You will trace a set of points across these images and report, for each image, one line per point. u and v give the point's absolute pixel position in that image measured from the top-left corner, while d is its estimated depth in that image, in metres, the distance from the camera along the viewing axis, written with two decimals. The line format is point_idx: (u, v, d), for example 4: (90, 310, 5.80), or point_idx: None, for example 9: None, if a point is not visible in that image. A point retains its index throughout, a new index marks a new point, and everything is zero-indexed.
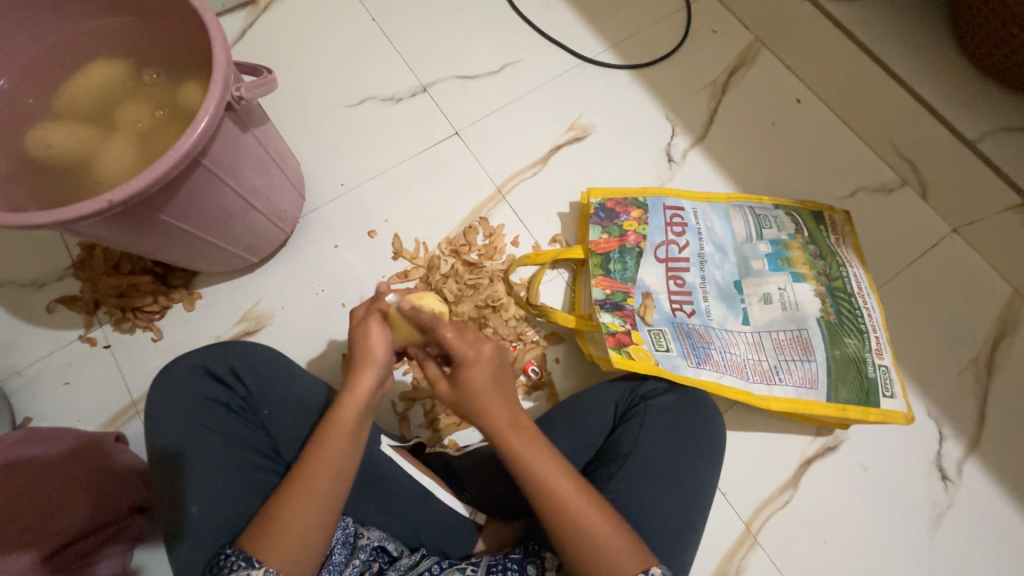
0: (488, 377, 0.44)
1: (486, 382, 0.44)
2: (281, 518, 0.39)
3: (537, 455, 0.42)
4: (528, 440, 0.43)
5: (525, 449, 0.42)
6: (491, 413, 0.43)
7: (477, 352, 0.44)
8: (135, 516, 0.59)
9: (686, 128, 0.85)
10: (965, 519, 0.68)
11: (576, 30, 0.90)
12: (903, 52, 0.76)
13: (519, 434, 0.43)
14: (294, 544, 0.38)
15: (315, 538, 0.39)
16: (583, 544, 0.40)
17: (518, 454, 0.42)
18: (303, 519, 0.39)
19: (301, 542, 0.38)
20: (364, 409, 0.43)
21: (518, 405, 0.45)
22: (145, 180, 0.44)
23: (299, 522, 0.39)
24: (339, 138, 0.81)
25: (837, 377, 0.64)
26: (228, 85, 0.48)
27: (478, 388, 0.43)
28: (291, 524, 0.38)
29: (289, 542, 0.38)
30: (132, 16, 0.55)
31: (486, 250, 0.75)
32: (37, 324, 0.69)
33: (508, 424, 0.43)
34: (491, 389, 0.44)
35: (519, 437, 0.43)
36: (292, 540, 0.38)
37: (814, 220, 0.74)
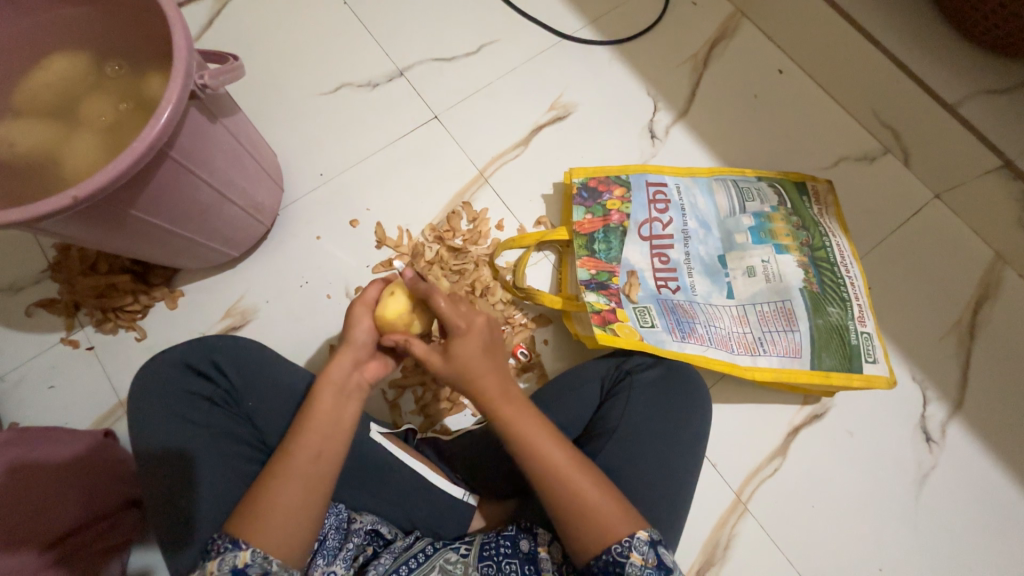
0: (480, 347, 0.45)
1: (478, 350, 0.45)
2: (272, 501, 0.39)
3: (526, 417, 0.43)
4: (519, 408, 0.44)
5: (515, 418, 0.43)
6: (485, 384, 0.44)
7: (470, 323, 0.46)
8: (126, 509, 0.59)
9: (668, 103, 0.84)
10: (949, 477, 0.69)
11: (553, 7, 0.88)
12: (884, 19, 0.75)
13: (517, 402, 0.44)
14: (280, 524, 0.38)
15: (301, 519, 0.39)
16: (574, 511, 0.40)
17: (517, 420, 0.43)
18: (292, 498, 0.39)
19: (285, 522, 0.39)
20: (338, 389, 0.44)
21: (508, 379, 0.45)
22: (109, 175, 0.43)
23: (283, 504, 0.39)
24: (315, 127, 0.79)
25: (820, 345, 0.65)
26: (191, 72, 0.47)
27: (473, 359, 0.44)
28: (278, 508, 0.39)
29: (276, 523, 0.38)
30: (88, 5, 0.53)
31: (470, 235, 0.74)
32: (17, 329, 0.68)
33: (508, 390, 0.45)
34: (484, 357, 0.45)
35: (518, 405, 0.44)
36: (278, 523, 0.38)
37: (797, 191, 0.74)
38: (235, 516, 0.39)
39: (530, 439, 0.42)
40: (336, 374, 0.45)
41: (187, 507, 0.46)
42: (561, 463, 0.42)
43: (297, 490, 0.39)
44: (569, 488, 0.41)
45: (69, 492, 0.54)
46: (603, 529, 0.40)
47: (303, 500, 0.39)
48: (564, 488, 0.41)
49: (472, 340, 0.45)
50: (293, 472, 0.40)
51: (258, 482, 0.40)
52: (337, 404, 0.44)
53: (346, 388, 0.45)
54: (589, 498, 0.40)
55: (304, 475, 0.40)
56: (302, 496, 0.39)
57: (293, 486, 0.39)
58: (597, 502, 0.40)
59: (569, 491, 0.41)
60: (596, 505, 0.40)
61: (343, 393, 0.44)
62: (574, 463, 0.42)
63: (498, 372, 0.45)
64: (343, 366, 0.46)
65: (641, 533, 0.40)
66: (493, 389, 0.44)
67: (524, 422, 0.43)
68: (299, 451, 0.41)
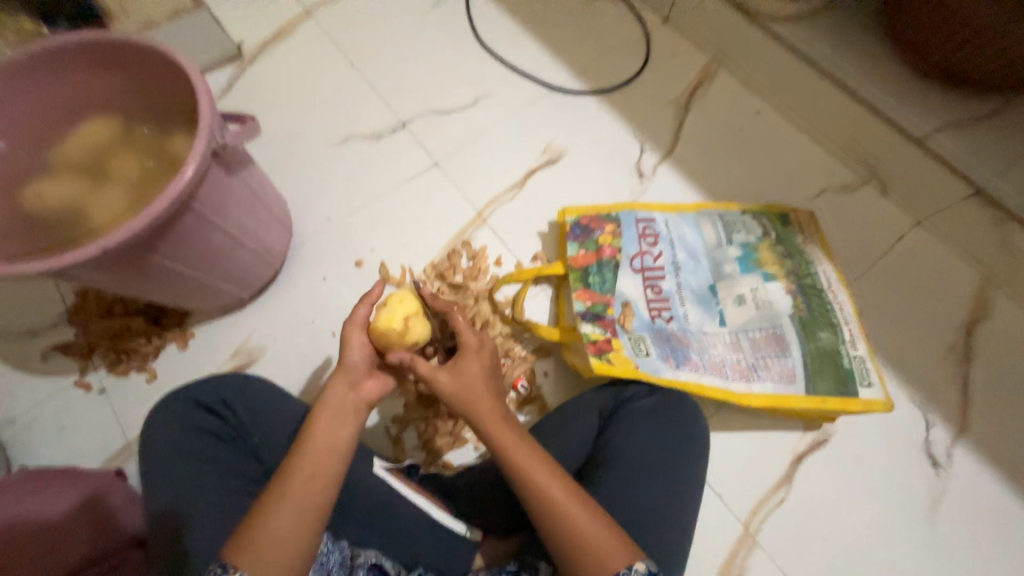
0: (481, 370, 0.49)
1: (478, 372, 0.49)
2: (266, 527, 0.39)
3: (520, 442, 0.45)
4: (512, 432, 0.46)
5: (508, 440, 0.45)
6: (481, 406, 0.47)
7: (480, 343, 0.52)
8: (133, 549, 0.57)
9: (654, 144, 0.90)
10: (961, 503, 0.68)
11: (543, 62, 0.96)
12: (848, 64, 0.82)
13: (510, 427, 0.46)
14: (274, 550, 0.38)
15: (296, 545, 0.39)
16: (569, 533, 0.41)
17: (511, 443, 0.45)
18: (286, 524, 0.39)
19: (279, 547, 0.39)
20: (338, 412, 0.45)
21: (503, 401, 0.49)
22: (136, 225, 0.47)
23: (277, 530, 0.39)
24: (323, 176, 0.85)
25: (813, 369, 0.66)
26: (214, 133, 0.52)
27: (474, 382, 0.48)
28: (272, 533, 0.39)
29: (270, 548, 0.38)
30: (123, 76, 0.59)
31: (470, 271, 0.77)
32: (32, 373, 0.70)
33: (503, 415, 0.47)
34: (483, 381, 0.49)
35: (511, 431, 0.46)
36: (272, 549, 0.38)
37: (780, 222, 0.77)
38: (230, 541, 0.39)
39: (522, 462, 0.44)
40: (332, 398, 0.46)
41: (183, 550, 0.45)
42: (551, 485, 0.43)
43: (293, 516, 0.40)
44: (558, 511, 0.41)
45: (75, 528, 0.55)
46: (592, 554, 0.40)
47: (298, 525, 0.40)
48: (555, 510, 0.42)
49: (473, 363, 0.49)
50: (288, 498, 0.40)
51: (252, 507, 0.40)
52: (334, 426, 0.44)
53: (342, 409, 0.46)
54: (579, 522, 0.41)
55: (300, 501, 0.40)
56: (297, 521, 0.40)
57: (288, 511, 0.40)
58: (586, 526, 0.41)
59: (560, 514, 0.41)
60: (584, 529, 0.41)
61: (339, 415, 0.45)
62: (565, 487, 0.43)
63: (492, 398, 0.48)
64: (340, 388, 0.47)
65: (636, 564, 0.40)
66: (490, 410, 0.47)
67: (518, 445, 0.45)
68: (295, 477, 0.41)
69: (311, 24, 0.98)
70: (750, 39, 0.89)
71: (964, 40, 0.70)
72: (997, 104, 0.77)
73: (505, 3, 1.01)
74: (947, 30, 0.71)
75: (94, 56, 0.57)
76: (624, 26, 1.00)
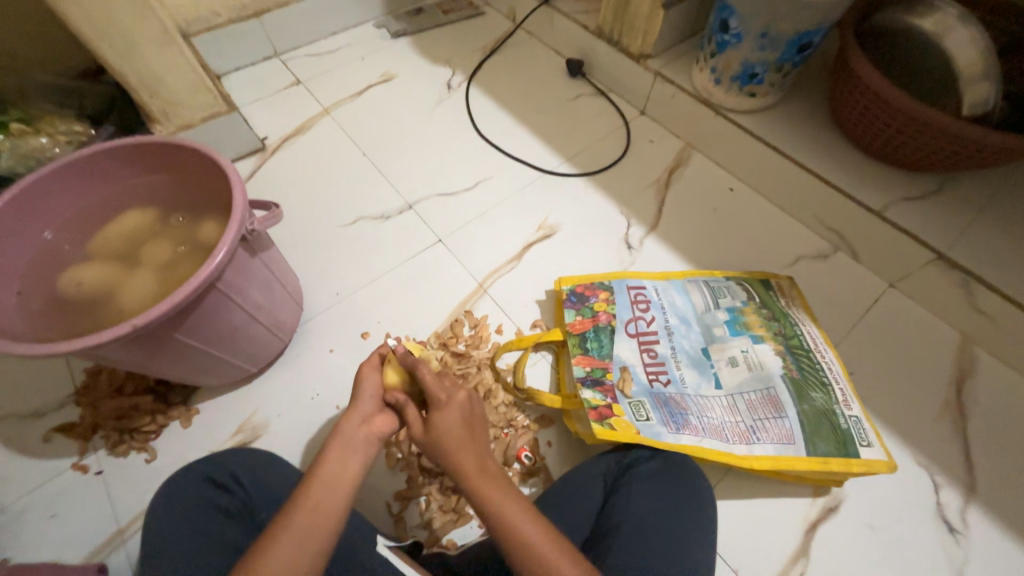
0: (461, 421, 0.48)
1: (457, 423, 0.48)
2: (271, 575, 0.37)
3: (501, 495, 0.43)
4: (497, 486, 0.44)
5: (491, 495, 0.43)
6: (459, 456, 0.46)
7: (448, 397, 0.50)
8: None
9: (640, 219, 0.98)
10: (985, 572, 0.66)
11: (536, 149, 1.07)
12: (805, 148, 0.93)
13: (489, 479, 0.44)
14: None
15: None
16: None
17: (489, 498, 0.43)
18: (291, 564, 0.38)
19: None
20: (347, 443, 0.46)
21: (485, 451, 0.47)
22: (166, 306, 0.51)
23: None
24: (334, 253, 0.91)
25: (812, 430, 0.67)
26: (244, 221, 0.57)
27: (451, 432, 0.47)
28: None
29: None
30: (164, 174, 0.66)
31: (472, 340, 0.80)
32: (30, 455, 0.69)
33: (480, 467, 0.45)
34: (462, 429, 0.48)
35: (491, 484, 0.44)
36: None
37: (763, 287, 0.82)
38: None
39: (509, 517, 0.42)
40: (346, 428, 0.47)
41: None
42: (538, 541, 0.41)
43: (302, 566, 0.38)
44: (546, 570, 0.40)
45: None
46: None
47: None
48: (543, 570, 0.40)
49: (451, 417, 0.48)
50: (299, 548, 0.39)
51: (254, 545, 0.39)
52: (343, 462, 0.44)
53: (352, 441, 0.46)
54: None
55: (312, 550, 0.39)
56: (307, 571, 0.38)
57: (294, 551, 0.39)
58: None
59: (545, 574, 0.40)
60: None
61: (348, 446, 0.46)
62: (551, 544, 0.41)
63: (476, 450, 0.46)
64: (352, 422, 0.48)
65: None
66: (471, 461, 0.45)
67: (499, 499, 0.43)
68: (303, 523, 0.40)
69: (329, 120, 1.11)
70: (717, 129, 1.01)
71: (895, 131, 0.81)
72: (941, 180, 0.87)
73: (501, 102, 1.15)
74: (880, 122, 0.82)
75: (142, 157, 0.64)
76: (606, 117, 1.13)
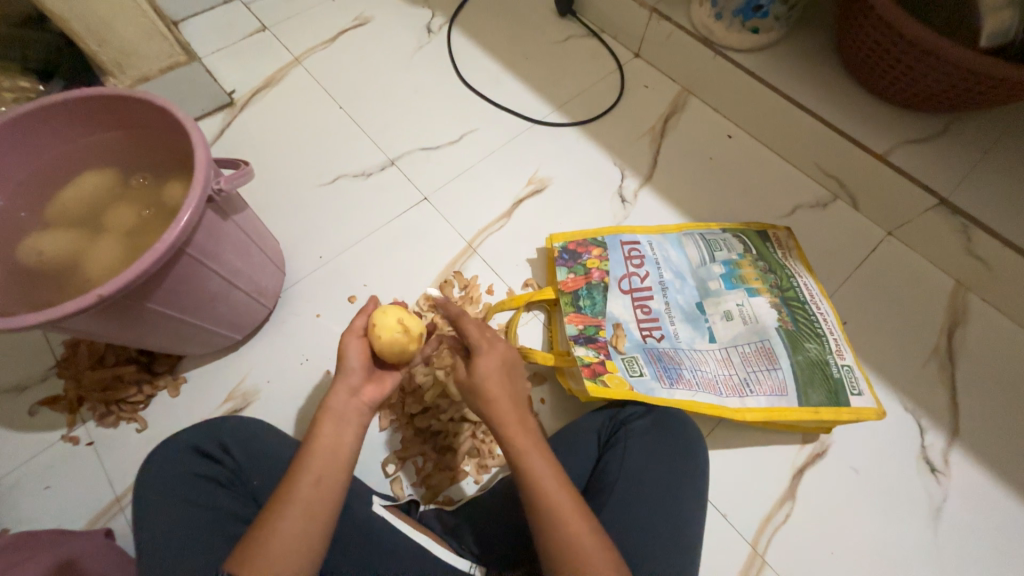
0: (498, 367, 0.47)
1: (496, 371, 0.47)
2: (274, 530, 0.38)
3: (534, 449, 0.43)
4: (531, 438, 0.44)
5: (525, 445, 0.43)
6: (499, 405, 0.45)
7: (488, 341, 0.49)
8: None
9: (634, 170, 0.94)
10: (962, 509, 0.68)
11: (523, 97, 1.01)
12: (810, 89, 0.87)
13: (525, 432, 0.44)
14: (285, 560, 0.37)
15: (301, 552, 0.38)
16: (568, 548, 0.40)
17: (520, 451, 0.43)
18: (296, 526, 0.38)
19: (286, 554, 0.37)
20: (338, 419, 0.44)
21: (523, 405, 0.47)
22: (132, 274, 0.48)
23: (285, 535, 0.38)
24: (315, 214, 0.87)
25: (804, 381, 0.67)
26: (209, 180, 0.53)
27: (491, 379, 0.46)
28: (280, 536, 0.37)
29: (279, 556, 0.37)
30: (120, 131, 0.61)
31: (463, 301, 0.78)
32: (18, 429, 0.69)
33: (515, 420, 0.45)
34: (503, 379, 0.47)
35: (524, 436, 0.44)
36: (275, 555, 0.37)
37: (760, 239, 0.80)
38: (237, 549, 0.38)
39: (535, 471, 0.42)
40: (335, 404, 0.45)
41: None
42: (558, 498, 0.41)
43: (298, 519, 0.38)
44: (558, 528, 0.40)
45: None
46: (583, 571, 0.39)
47: (307, 531, 0.38)
48: (558, 524, 0.40)
49: (490, 362, 0.47)
50: (297, 503, 0.39)
51: (262, 515, 0.39)
52: (343, 432, 0.43)
53: (343, 415, 0.44)
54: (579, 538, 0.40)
55: (310, 504, 0.39)
56: (304, 527, 0.38)
57: (297, 513, 0.38)
58: (586, 546, 0.40)
59: (559, 526, 0.40)
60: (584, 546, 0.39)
61: (342, 420, 0.44)
62: (573, 504, 0.41)
63: (513, 400, 0.46)
64: (341, 394, 0.46)
65: None
66: (509, 412, 0.45)
67: (533, 452, 0.43)
68: (307, 480, 0.40)
69: (300, 71, 1.02)
70: (715, 71, 0.95)
71: (905, 67, 0.75)
72: (949, 119, 0.82)
73: (485, 45, 1.06)
74: (889, 58, 0.76)
75: (91, 112, 0.59)
76: (599, 61, 1.06)
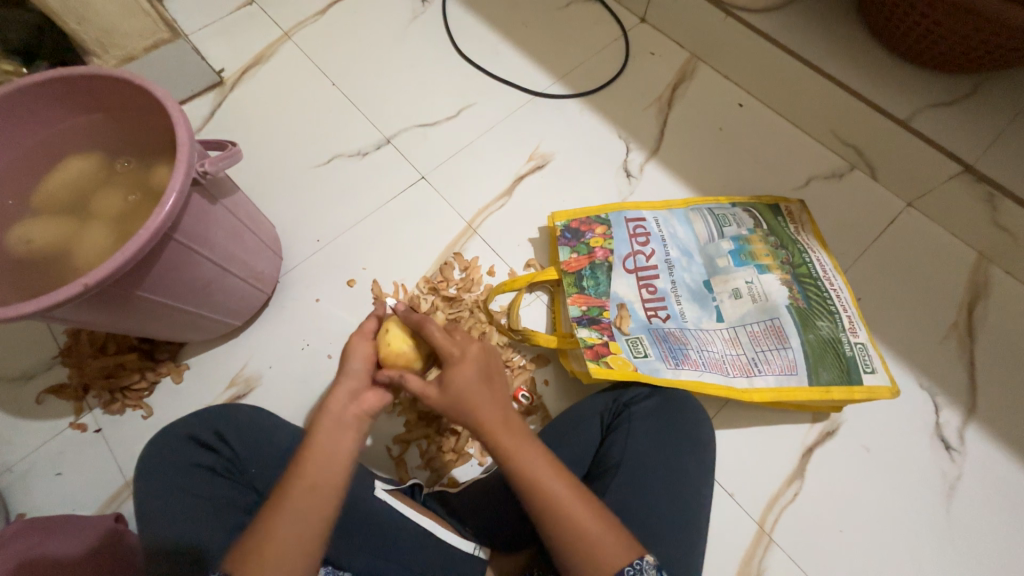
0: (476, 376, 0.45)
1: (475, 379, 0.45)
2: (270, 527, 0.37)
3: (524, 446, 0.42)
4: (519, 437, 0.43)
5: (514, 446, 0.42)
6: (482, 411, 0.43)
7: (464, 351, 0.47)
8: None
9: (640, 143, 0.90)
10: (977, 486, 0.67)
11: (523, 69, 0.96)
12: (827, 50, 0.81)
13: (510, 432, 0.43)
14: (284, 556, 0.37)
15: (300, 551, 0.37)
16: (576, 543, 0.38)
17: (508, 453, 0.42)
18: (292, 525, 0.38)
19: (284, 552, 0.37)
20: (338, 424, 0.43)
21: (509, 406, 0.45)
22: (118, 261, 0.46)
23: (281, 533, 0.37)
24: (311, 197, 0.85)
25: (815, 360, 0.65)
26: (192, 162, 0.51)
27: (469, 386, 0.44)
28: (278, 535, 0.37)
29: (276, 553, 0.36)
30: (101, 112, 0.59)
31: (463, 283, 0.77)
32: (26, 417, 0.69)
33: (499, 424, 0.43)
34: (483, 384, 0.45)
35: (511, 437, 0.43)
36: (271, 546, 0.37)
37: (772, 212, 0.77)
38: (237, 545, 0.37)
39: (529, 471, 0.41)
40: (334, 408, 0.44)
41: None
42: (560, 492, 0.40)
43: (292, 516, 0.38)
44: (567, 520, 0.39)
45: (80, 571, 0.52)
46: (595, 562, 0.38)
47: (302, 530, 0.38)
48: (564, 520, 0.39)
49: (471, 364, 0.46)
50: (293, 500, 0.39)
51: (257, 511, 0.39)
52: (335, 430, 0.43)
53: (342, 420, 0.43)
54: (585, 530, 0.39)
55: (304, 503, 0.39)
56: (300, 526, 0.38)
57: (292, 511, 0.38)
58: (592, 534, 0.39)
59: (563, 523, 0.39)
60: (592, 536, 0.38)
61: (337, 423, 0.43)
62: (574, 495, 0.40)
63: (496, 401, 0.44)
64: (339, 400, 0.45)
65: (646, 558, 0.38)
66: (495, 414, 0.43)
67: (523, 450, 0.42)
68: (302, 478, 0.40)
69: (291, 46, 0.98)
70: (725, 34, 0.89)
71: (932, 23, 0.69)
72: (978, 79, 0.77)
73: (482, 13, 1.01)
74: (915, 14, 0.70)
75: (70, 93, 0.56)
76: (602, 27, 1.00)
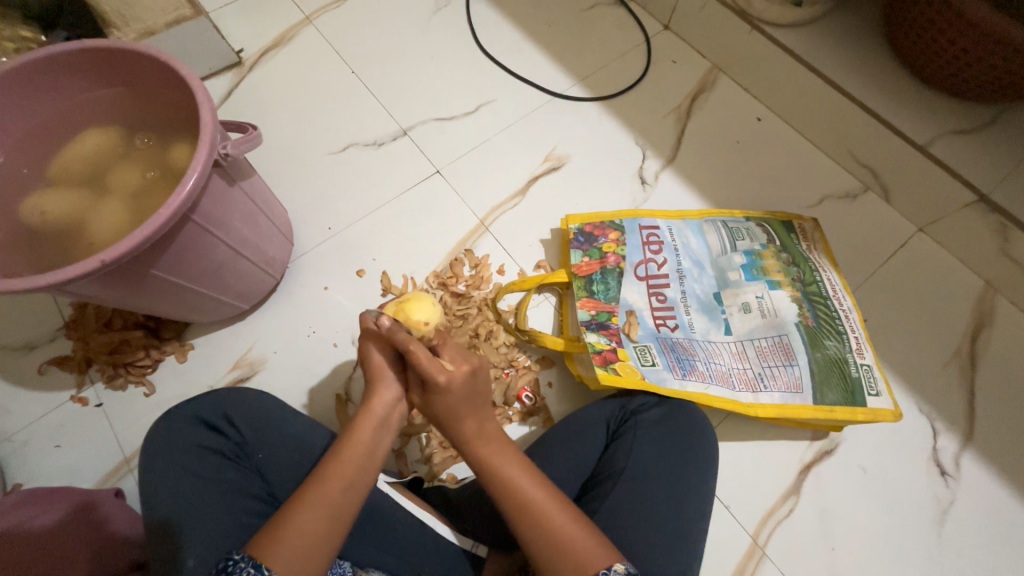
0: (463, 400, 0.43)
1: (460, 404, 0.43)
2: (283, 518, 0.37)
3: (502, 452, 0.42)
4: (499, 445, 0.43)
5: (493, 452, 0.42)
6: (459, 428, 0.43)
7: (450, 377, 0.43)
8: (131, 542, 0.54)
9: (656, 151, 0.90)
10: (968, 512, 0.68)
11: (544, 68, 0.96)
12: (850, 70, 0.81)
13: (488, 439, 0.43)
14: (297, 548, 0.37)
15: (308, 543, 0.37)
16: (550, 545, 0.38)
17: (484, 457, 0.42)
18: (302, 518, 0.37)
19: (293, 544, 0.37)
20: (379, 422, 0.43)
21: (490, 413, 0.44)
22: (136, 239, 0.46)
23: (295, 524, 0.37)
24: (324, 183, 0.84)
25: (820, 379, 0.66)
26: (215, 144, 0.51)
27: (454, 408, 0.43)
28: (293, 527, 0.37)
29: (286, 544, 0.37)
30: (123, 86, 0.58)
31: (473, 280, 0.77)
32: (28, 388, 0.69)
33: (475, 431, 0.43)
34: (466, 409, 0.43)
35: (488, 443, 0.43)
36: (280, 535, 0.37)
37: (785, 229, 0.77)
38: (256, 535, 0.37)
39: (505, 470, 0.41)
40: (380, 407, 0.44)
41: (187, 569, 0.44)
42: (535, 495, 0.40)
43: (302, 506, 0.38)
44: (543, 522, 0.39)
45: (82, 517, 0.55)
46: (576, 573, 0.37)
47: (312, 523, 0.38)
48: (536, 521, 0.39)
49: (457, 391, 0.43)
50: (304, 491, 0.39)
51: None
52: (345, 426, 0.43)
53: (383, 420, 0.43)
54: (561, 533, 0.39)
55: (315, 497, 0.38)
56: (309, 520, 0.38)
57: (304, 505, 0.38)
58: (570, 535, 0.39)
59: (540, 524, 0.39)
60: (575, 545, 0.38)
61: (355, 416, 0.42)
62: (551, 499, 0.40)
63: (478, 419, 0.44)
64: (385, 399, 0.44)
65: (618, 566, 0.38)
66: (472, 426, 0.43)
67: (500, 455, 0.42)
68: (316, 471, 0.40)
69: (312, 30, 0.98)
70: (750, 47, 0.89)
71: (963, 47, 0.68)
72: (998, 108, 0.77)
73: (506, 10, 1.01)
74: (943, 39, 0.70)
75: (93, 65, 0.56)
76: (624, 32, 1.00)
